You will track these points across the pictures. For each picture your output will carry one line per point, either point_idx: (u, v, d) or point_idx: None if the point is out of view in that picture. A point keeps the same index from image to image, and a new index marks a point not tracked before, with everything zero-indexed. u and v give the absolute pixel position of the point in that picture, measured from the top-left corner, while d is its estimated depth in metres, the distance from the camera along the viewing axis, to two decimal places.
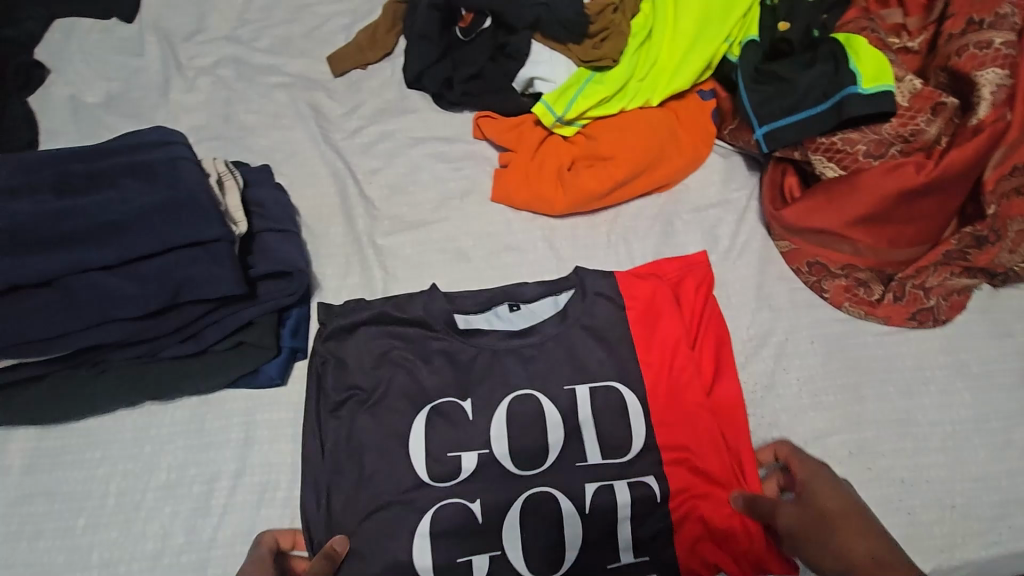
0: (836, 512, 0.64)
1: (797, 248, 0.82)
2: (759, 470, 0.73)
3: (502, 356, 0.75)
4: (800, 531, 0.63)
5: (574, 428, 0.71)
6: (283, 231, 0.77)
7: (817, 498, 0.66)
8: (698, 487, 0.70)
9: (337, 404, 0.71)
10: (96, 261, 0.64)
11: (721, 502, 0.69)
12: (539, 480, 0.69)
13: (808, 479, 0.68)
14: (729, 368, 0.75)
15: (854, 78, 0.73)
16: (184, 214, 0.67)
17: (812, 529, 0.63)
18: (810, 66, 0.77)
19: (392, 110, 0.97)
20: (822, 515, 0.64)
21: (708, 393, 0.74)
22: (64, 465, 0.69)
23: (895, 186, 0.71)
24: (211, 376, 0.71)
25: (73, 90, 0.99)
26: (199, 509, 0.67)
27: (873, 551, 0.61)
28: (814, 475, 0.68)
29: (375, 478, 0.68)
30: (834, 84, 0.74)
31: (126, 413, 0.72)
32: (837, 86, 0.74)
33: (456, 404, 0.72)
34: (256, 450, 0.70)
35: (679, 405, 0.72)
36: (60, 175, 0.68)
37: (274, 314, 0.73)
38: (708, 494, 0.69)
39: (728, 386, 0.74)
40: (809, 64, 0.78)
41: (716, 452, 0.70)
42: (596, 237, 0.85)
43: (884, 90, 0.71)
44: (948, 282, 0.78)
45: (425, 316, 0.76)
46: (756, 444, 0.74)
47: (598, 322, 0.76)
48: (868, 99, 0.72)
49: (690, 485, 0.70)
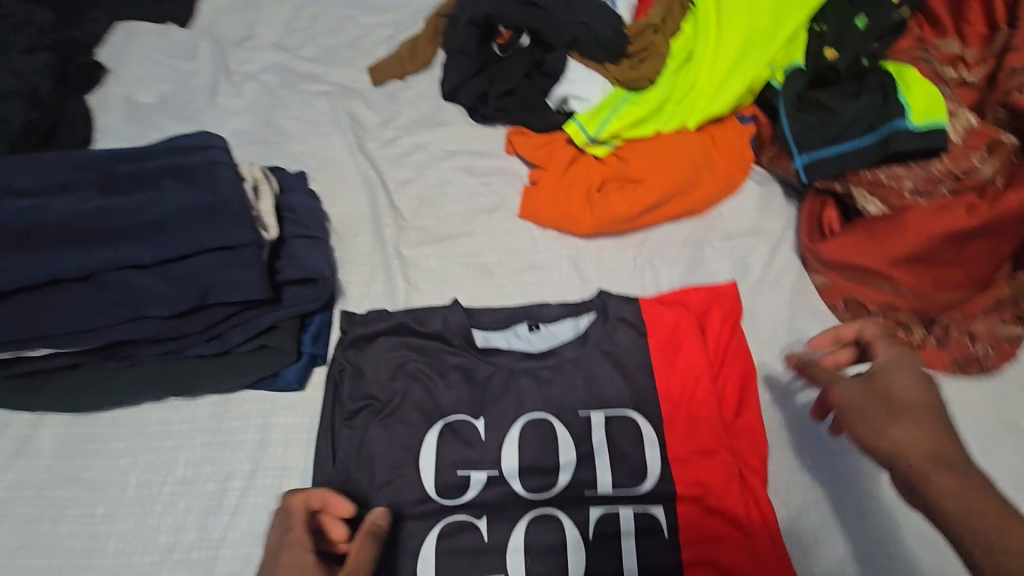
0: (906, 400, 0.52)
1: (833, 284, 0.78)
2: (780, 515, 0.69)
3: (519, 377, 0.74)
4: (851, 408, 0.54)
5: (587, 455, 0.70)
6: (311, 238, 0.79)
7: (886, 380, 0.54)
8: (712, 527, 0.66)
9: (352, 413, 0.72)
10: (132, 260, 0.67)
11: (735, 545, 0.65)
12: (547, 507, 0.68)
13: (886, 360, 0.56)
14: (753, 404, 0.72)
15: (903, 111, 0.69)
16: (218, 218, 0.69)
17: (868, 408, 0.53)
18: (857, 96, 0.74)
19: (427, 121, 0.98)
20: (886, 395, 0.53)
21: (729, 429, 0.71)
22: (91, 453, 0.72)
23: (945, 227, 0.68)
24: (233, 377, 0.73)
25: (128, 90, 1.04)
26: (212, 508, 0.68)
27: (926, 443, 0.49)
28: (897, 364, 0.55)
29: (383, 491, 0.67)
30: (882, 117, 0.71)
31: (153, 407, 0.74)
32: (886, 118, 0.70)
33: (469, 422, 0.71)
34: (270, 453, 0.71)
35: (698, 440, 0.70)
36: (105, 175, 0.71)
37: (297, 319, 0.74)
38: (723, 535, 0.66)
39: (751, 423, 0.71)
40: (856, 94, 0.74)
41: (734, 491, 0.67)
42: (622, 260, 0.84)
43: (934, 126, 0.68)
44: (998, 329, 0.72)
45: (444, 330, 0.76)
46: (778, 488, 0.70)
47: (619, 348, 0.75)
48: (917, 133, 0.68)
49: (705, 525, 0.66)
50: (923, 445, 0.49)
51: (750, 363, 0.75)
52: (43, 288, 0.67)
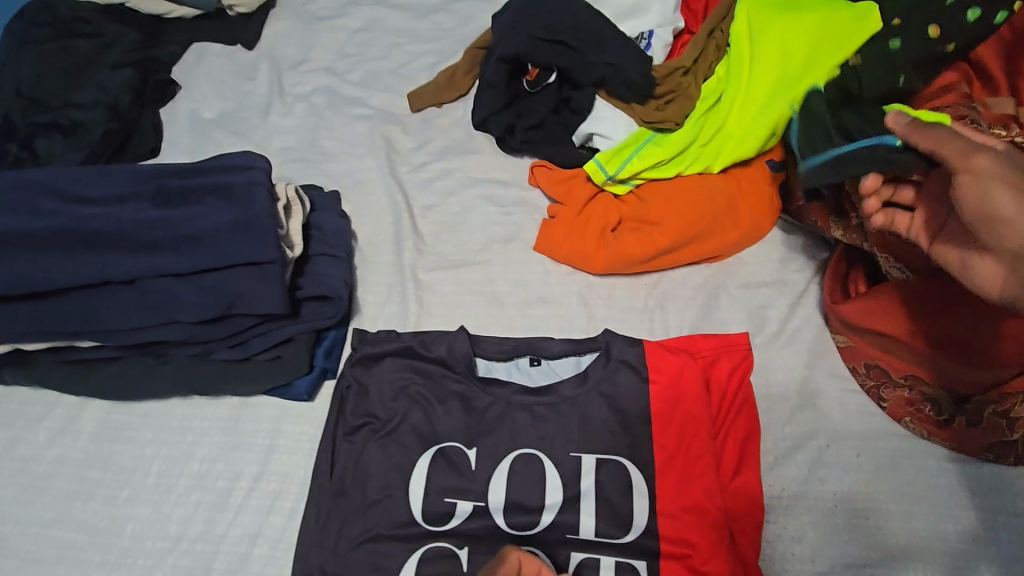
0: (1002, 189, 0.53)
1: (856, 347, 0.75)
2: None
3: (515, 411, 0.75)
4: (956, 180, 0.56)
5: (573, 498, 0.70)
6: (334, 257, 0.83)
7: (973, 172, 0.55)
8: None
9: (353, 428, 0.75)
10: (170, 269, 0.73)
11: None
12: (528, 545, 0.68)
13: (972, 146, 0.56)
14: (752, 465, 0.70)
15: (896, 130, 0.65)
16: (247, 235, 0.74)
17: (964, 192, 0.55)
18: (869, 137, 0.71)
19: (457, 149, 1.01)
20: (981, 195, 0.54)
21: (722, 488, 0.69)
22: (122, 439, 0.79)
23: None
24: (250, 382, 0.78)
25: (194, 105, 1.13)
26: (219, 504, 0.73)
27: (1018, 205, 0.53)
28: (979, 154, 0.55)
29: (373, 509, 0.70)
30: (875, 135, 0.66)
31: (179, 402, 0.80)
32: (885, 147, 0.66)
33: (462, 450, 0.73)
34: (277, 457, 0.76)
35: (688, 497, 0.68)
36: (156, 188, 0.78)
37: (312, 333, 0.79)
38: None
39: (747, 485, 0.69)
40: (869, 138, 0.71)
41: (719, 556, 0.65)
42: (633, 301, 0.83)
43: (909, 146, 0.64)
44: None
45: (448, 356, 0.78)
46: (773, 558, 0.67)
47: (618, 391, 0.74)
48: None
49: None
50: None
51: (753, 420, 0.73)
52: (95, 288, 0.75)
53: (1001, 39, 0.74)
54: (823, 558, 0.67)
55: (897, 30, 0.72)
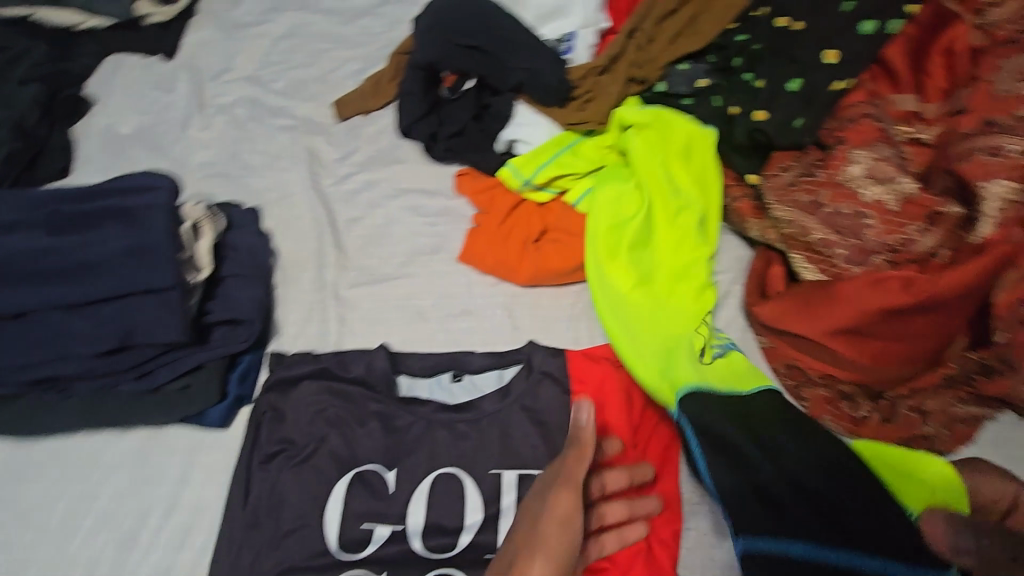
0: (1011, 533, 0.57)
1: (775, 346, 0.71)
2: None
3: (435, 429, 0.73)
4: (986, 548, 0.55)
5: (493, 516, 0.68)
6: (247, 278, 0.80)
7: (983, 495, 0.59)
8: None
9: (268, 456, 0.73)
10: (61, 300, 0.71)
11: None
12: (446, 568, 0.66)
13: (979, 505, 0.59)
14: (671, 474, 0.70)
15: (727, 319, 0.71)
16: (144, 261, 0.71)
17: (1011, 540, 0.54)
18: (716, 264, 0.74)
19: (382, 158, 0.99)
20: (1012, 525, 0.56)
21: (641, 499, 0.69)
22: (23, 478, 0.75)
23: (878, 302, 0.62)
24: (159, 413, 0.75)
25: (110, 121, 1.09)
26: (128, 542, 0.70)
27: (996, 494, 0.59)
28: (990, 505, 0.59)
29: (287, 539, 0.68)
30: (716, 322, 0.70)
31: (86, 437, 0.77)
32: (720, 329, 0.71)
33: (380, 472, 0.71)
34: (189, 490, 0.73)
35: None
36: (51, 214, 0.75)
37: (223, 359, 0.76)
38: None
39: (666, 494, 0.69)
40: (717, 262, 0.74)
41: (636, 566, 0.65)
42: (558, 310, 0.82)
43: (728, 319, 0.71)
44: (953, 409, 0.66)
45: (368, 375, 0.77)
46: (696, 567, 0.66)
47: (540, 404, 0.73)
48: (835, 202, 0.66)
49: None
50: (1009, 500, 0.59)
51: (679, 427, 0.72)
52: None
53: (909, 32, 0.71)
54: (744, 565, 0.66)
55: (795, 39, 0.76)
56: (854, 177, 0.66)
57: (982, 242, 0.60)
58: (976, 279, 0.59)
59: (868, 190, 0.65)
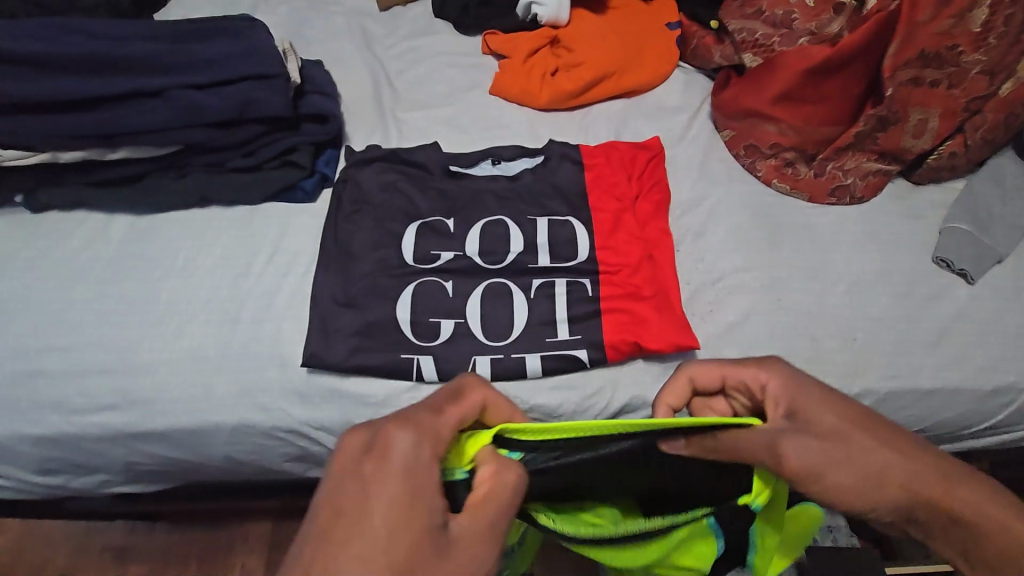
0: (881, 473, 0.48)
1: (736, 134, 0.98)
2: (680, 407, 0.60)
3: (482, 195, 0.95)
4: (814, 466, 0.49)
5: (533, 245, 0.89)
6: (326, 94, 1.01)
7: (811, 421, 0.51)
8: (630, 334, 0.82)
9: (351, 213, 0.93)
10: (193, 81, 0.90)
11: (642, 337, 0.82)
12: (498, 275, 0.87)
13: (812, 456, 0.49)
14: (651, 325, 0.82)
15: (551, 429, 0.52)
16: (258, 57, 0.93)
17: (825, 466, 0.49)
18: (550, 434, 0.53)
19: (422, 31, 1.21)
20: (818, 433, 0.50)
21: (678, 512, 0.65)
22: (151, 238, 0.94)
23: (801, 66, 0.89)
24: (262, 185, 0.95)
25: (186, 11, 1.28)
26: (241, 275, 0.90)
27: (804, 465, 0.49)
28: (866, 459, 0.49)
29: (372, 261, 0.87)
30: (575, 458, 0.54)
31: (198, 211, 0.96)
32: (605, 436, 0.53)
33: (442, 220, 0.92)
34: (288, 240, 0.93)
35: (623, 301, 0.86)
36: (172, 30, 0.94)
37: (310, 146, 0.97)
38: (642, 323, 0.83)
39: (660, 331, 0.82)
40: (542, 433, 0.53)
41: (660, 333, 0.82)
42: (570, 121, 1.06)
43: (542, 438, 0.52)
44: (865, 165, 0.93)
45: (425, 161, 0.98)
46: (688, 280, 0.89)
47: (562, 179, 0.96)
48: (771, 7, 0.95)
49: (626, 329, 0.83)
50: (812, 453, 0.49)
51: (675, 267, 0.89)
52: (125, 100, 0.89)
53: None
54: (718, 270, 0.90)
55: None
56: None
57: (867, 14, 0.88)
58: (863, 38, 0.86)
59: None
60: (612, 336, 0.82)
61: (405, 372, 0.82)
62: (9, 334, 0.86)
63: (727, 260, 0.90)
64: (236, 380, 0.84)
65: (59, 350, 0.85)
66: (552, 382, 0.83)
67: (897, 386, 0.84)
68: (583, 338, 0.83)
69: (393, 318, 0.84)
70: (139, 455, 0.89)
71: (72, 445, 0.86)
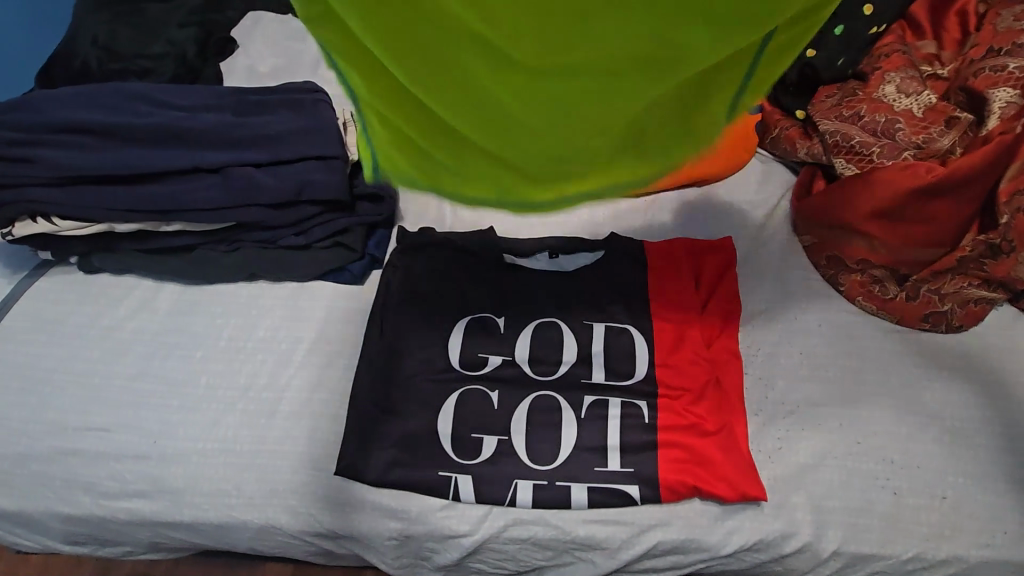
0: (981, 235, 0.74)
1: (818, 242, 0.90)
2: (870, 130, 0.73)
3: (535, 290, 0.88)
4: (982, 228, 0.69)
5: (586, 356, 0.83)
6: None
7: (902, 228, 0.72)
8: (692, 478, 0.75)
9: (398, 302, 0.88)
10: (251, 159, 0.88)
11: (717, 467, 0.76)
12: (546, 388, 0.81)
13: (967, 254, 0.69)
14: (721, 461, 0.76)
15: None
16: (315, 137, 0.90)
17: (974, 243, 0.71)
18: None
19: None
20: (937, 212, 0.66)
21: None
22: (194, 312, 0.92)
23: (908, 183, 0.83)
24: (310, 265, 0.92)
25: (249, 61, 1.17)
26: (282, 361, 0.87)
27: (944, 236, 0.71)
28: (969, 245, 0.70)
29: (416, 360, 0.83)
30: None
31: (244, 285, 0.94)
32: None
33: (493, 319, 0.86)
34: (331, 326, 0.89)
35: (689, 433, 0.78)
36: (237, 101, 0.93)
37: (364, 228, 0.94)
38: (705, 462, 0.76)
39: (731, 462, 0.76)
40: None
41: (737, 468, 0.76)
42: (636, 212, 0.97)
43: None
44: (964, 291, 0.84)
45: (480, 247, 0.91)
46: (761, 419, 0.80)
47: (622, 279, 0.88)
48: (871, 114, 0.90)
49: (686, 471, 0.76)
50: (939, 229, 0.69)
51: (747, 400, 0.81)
52: (184, 174, 0.88)
53: None
54: (790, 402, 0.81)
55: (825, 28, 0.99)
56: (887, 94, 0.91)
57: (986, 135, 0.83)
58: (982, 161, 0.81)
59: (900, 102, 0.90)
60: (668, 475, 0.76)
61: (441, 490, 0.77)
62: (53, 408, 0.85)
63: (783, 402, 0.81)
64: (265, 481, 0.81)
65: (96, 430, 0.83)
66: (598, 517, 0.76)
67: (991, 558, 0.73)
68: (635, 472, 0.76)
69: (434, 430, 0.79)
70: (163, 538, 0.86)
71: (100, 526, 0.84)
